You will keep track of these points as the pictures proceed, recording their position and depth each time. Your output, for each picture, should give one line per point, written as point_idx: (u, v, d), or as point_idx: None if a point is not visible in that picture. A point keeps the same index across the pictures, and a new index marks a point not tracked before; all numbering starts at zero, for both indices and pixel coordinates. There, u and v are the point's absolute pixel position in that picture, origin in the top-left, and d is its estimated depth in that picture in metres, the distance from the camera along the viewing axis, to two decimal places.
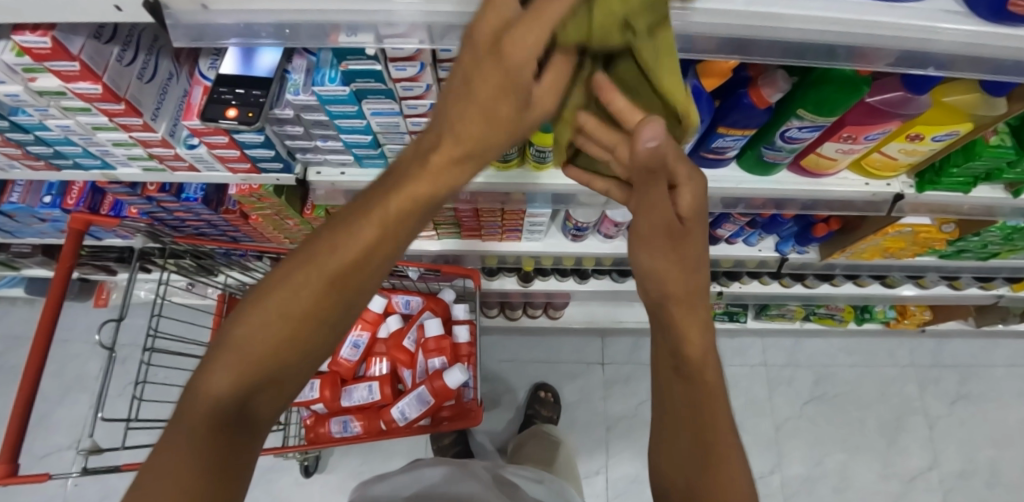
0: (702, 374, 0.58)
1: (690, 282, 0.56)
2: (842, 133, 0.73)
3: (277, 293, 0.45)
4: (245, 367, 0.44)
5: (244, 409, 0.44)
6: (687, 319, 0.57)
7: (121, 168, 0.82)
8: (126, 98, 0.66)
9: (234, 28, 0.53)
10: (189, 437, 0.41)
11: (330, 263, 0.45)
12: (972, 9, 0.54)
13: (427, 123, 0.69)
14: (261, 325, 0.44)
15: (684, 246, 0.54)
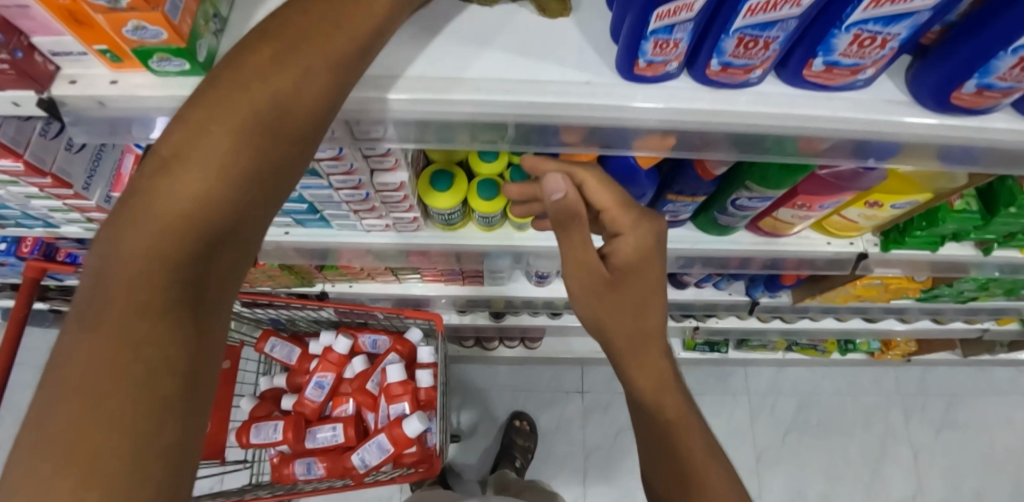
0: (667, 404, 0.61)
1: (644, 320, 0.59)
2: (796, 201, 0.70)
3: (188, 137, 0.34)
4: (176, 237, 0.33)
5: (191, 292, 0.34)
6: (646, 355, 0.61)
7: (64, 228, 0.81)
8: (53, 172, 0.64)
9: (137, 120, 0.51)
10: (119, 339, 0.31)
11: (254, 97, 0.35)
12: (917, 99, 0.50)
13: (361, 195, 0.67)
14: (187, 186, 0.33)
15: (636, 289, 0.57)
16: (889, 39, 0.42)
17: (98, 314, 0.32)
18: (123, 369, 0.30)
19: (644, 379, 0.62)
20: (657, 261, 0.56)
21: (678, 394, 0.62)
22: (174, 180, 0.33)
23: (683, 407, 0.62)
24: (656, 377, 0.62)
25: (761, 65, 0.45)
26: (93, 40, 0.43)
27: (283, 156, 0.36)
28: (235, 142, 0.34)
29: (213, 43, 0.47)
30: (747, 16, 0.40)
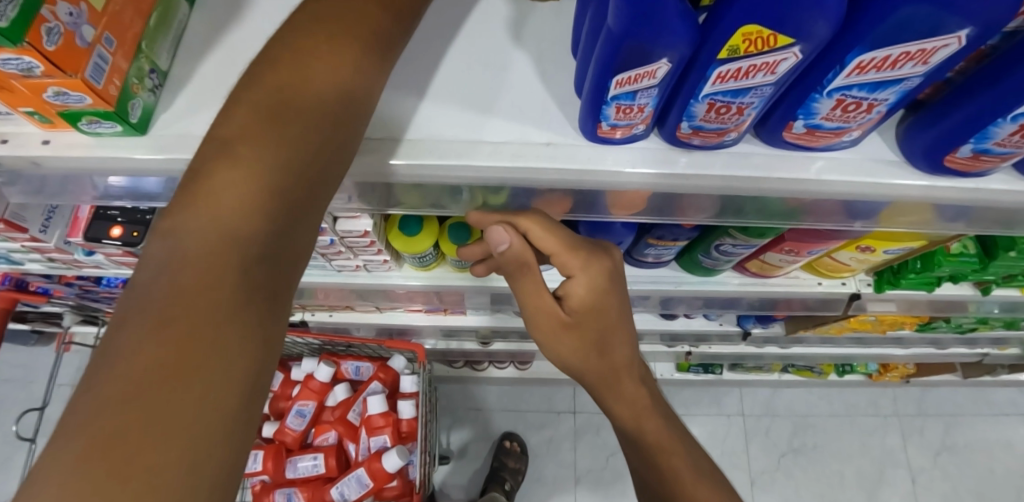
0: (653, 434, 0.57)
1: (612, 357, 0.54)
2: (783, 247, 0.66)
3: (249, 117, 0.31)
4: (242, 217, 0.29)
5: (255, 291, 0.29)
6: (622, 389, 0.57)
7: (26, 264, 0.78)
8: (5, 218, 0.60)
9: (78, 178, 0.48)
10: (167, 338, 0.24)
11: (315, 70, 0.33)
12: (908, 158, 0.46)
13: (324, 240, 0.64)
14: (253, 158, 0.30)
15: (597, 331, 0.52)
16: (875, 105, 0.38)
17: (146, 303, 0.26)
18: (196, 361, 0.24)
19: (624, 411, 0.58)
20: (616, 296, 0.52)
21: (660, 422, 0.58)
22: (235, 156, 0.30)
23: (671, 431, 0.59)
24: (637, 407, 0.57)
25: (735, 128, 0.42)
26: (18, 104, 0.41)
27: (344, 133, 0.34)
28: (302, 116, 0.32)
29: (148, 100, 0.45)
30: (717, 82, 0.36)
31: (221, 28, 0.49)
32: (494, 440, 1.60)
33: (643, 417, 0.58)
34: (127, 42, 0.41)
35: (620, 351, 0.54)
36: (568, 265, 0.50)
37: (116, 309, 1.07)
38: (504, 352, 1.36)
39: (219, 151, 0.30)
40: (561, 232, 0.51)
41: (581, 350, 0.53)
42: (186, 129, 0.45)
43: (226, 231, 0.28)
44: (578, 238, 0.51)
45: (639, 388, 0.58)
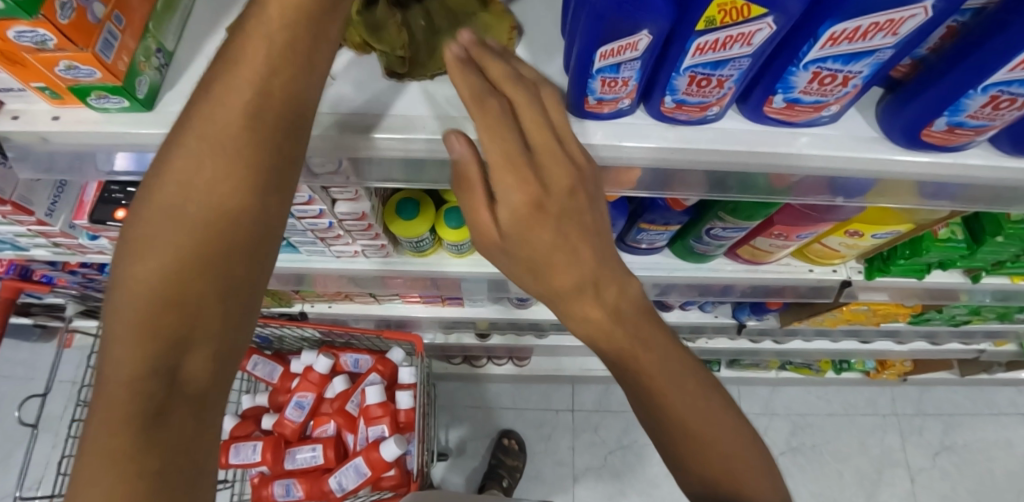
0: (676, 395, 0.44)
1: (602, 287, 0.40)
2: (773, 231, 0.68)
3: (164, 213, 0.33)
4: (148, 329, 0.32)
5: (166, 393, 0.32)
6: (621, 337, 0.41)
7: (32, 250, 0.80)
8: (12, 199, 0.62)
9: (84, 153, 0.50)
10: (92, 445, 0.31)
11: (221, 146, 0.33)
12: (886, 134, 0.47)
13: (323, 223, 0.65)
14: (157, 264, 0.32)
15: (578, 247, 0.38)
16: (851, 77, 0.40)
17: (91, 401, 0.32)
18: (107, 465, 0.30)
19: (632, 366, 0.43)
20: (576, 219, 0.37)
21: (672, 381, 0.44)
22: (146, 259, 0.33)
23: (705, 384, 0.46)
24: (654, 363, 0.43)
25: (717, 102, 0.43)
26: (31, 78, 0.42)
27: (252, 230, 0.34)
28: (201, 225, 0.33)
29: (154, 78, 0.46)
30: (696, 55, 0.38)
31: (224, 11, 0.51)
32: (492, 437, 1.60)
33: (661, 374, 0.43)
34: (135, 21, 0.43)
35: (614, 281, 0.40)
36: (539, 149, 0.36)
37: None
38: (502, 347, 1.37)
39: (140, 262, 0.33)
40: (534, 102, 0.36)
41: (561, 276, 0.38)
42: None
43: (141, 346, 0.32)
44: (556, 116, 0.37)
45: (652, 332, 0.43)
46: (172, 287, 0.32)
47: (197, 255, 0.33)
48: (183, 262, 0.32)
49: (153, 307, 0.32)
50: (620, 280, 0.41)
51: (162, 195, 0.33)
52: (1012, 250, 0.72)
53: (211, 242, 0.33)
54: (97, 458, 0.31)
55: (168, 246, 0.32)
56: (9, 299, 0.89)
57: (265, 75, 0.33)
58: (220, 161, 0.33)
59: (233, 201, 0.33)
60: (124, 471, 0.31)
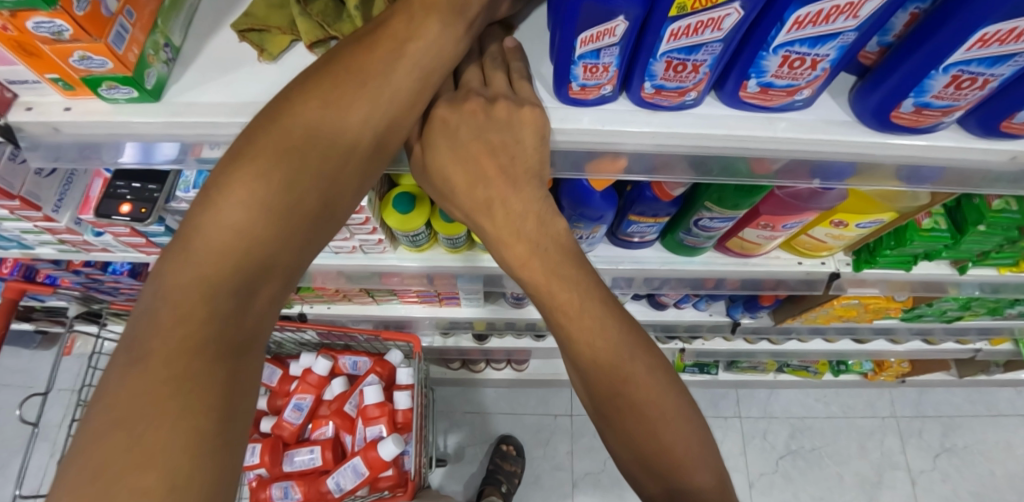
0: (608, 353, 0.47)
1: (510, 206, 0.50)
2: (759, 221, 0.69)
3: (248, 172, 0.42)
4: (224, 263, 0.40)
5: (238, 325, 0.40)
6: (536, 265, 0.50)
7: (38, 248, 0.82)
8: (21, 194, 0.64)
9: (96, 144, 0.52)
10: (167, 367, 0.36)
11: (316, 132, 0.44)
12: (859, 117, 0.50)
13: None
14: (240, 215, 0.41)
15: (486, 164, 0.50)
16: (819, 60, 0.42)
17: (160, 332, 0.37)
18: (184, 381, 0.36)
19: (558, 308, 0.49)
20: (482, 141, 0.49)
21: (612, 319, 0.47)
22: (225, 205, 0.41)
23: (648, 362, 0.47)
24: (580, 312, 0.47)
25: (694, 87, 0.46)
26: (45, 70, 0.44)
27: (311, 206, 0.44)
28: (276, 194, 0.42)
29: (162, 71, 0.48)
30: (671, 40, 0.40)
31: (228, 10, 0.54)
32: (492, 443, 1.60)
33: (594, 327, 0.47)
34: (145, 16, 0.45)
35: (522, 199, 0.50)
36: (465, 89, 0.50)
37: (120, 302, 1.10)
38: (500, 350, 1.39)
39: (214, 216, 0.41)
40: (477, 66, 0.52)
41: (469, 186, 0.51)
42: (193, 97, 0.49)
43: (218, 276, 0.40)
44: (493, 71, 0.50)
45: (580, 278, 0.49)
46: (254, 239, 0.41)
47: (274, 221, 0.42)
48: (265, 222, 0.42)
49: (233, 249, 0.40)
50: (536, 212, 0.50)
51: (249, 153, 0.42)
52: (995, 239, 0.74)
53: (285, 210, 0.42)
54: (149, 358, 0.36)
55: (251, 202, 0.41)
56: (13, 300, 0.90)
57: (380, 85, 0.45)
58: (308, 143, 0.44)
59: (308, 182, 0.44)
60: (183, 377, 0.36)
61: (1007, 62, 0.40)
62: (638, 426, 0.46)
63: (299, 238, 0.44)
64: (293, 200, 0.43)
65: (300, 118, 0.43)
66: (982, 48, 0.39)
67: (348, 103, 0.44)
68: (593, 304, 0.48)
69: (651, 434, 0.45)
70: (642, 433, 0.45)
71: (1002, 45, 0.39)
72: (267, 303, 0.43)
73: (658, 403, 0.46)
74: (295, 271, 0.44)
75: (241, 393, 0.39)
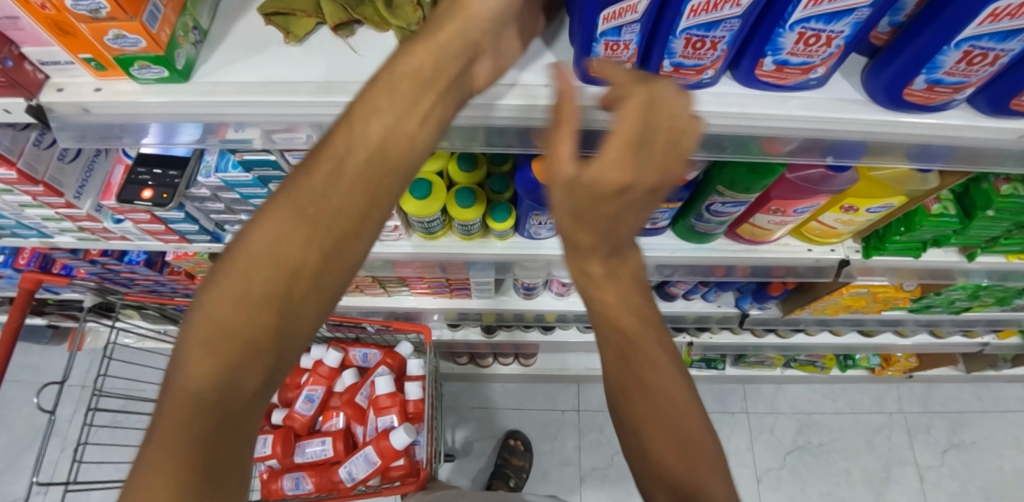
0: (659, 379, 0.55)
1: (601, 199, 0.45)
2: (770, 206, 0.70)
3: (244, 259, 0.41)
4: (237, 316, 0.40)
5: (243, 375, 0.41)
6: (613, 293, 0.52)
7: (56, 237, 0.84)
8: (45, 180, 0.65)
9: (123, 124, 0.53)
10: (176, 424, 0.39)
11: (309, 213, 0.41)
12: (871, 96, 0.51)
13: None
14: (236, 301, 0.41)
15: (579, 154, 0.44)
16: (834, 37, 0.43)
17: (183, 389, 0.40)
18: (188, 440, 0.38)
19: (627, 335, 0.53)
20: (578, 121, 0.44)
21: (648, 326, 0.54)
22: (239, 262, 0.41)
23: (685, 388, 0.56)
24: (626, 318, 0.53)
25: (712, 65, 0.47)
26: (79, 50, 0.46)
27: (323, 251, 0.42)
28: (284, 248, 0.41)
29: (191, 52, 0.50)
30: (691, 17, 0.41)
31: None
32: (500, 439, 1.60)
33: (637, 333, 0.54)
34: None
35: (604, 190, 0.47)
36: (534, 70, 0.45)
37: (134, 293, 1.11)
38: (508, 343, 1.39)
39: (231, 270, 0.41)
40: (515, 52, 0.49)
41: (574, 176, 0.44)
42: (220, 77, 0.50)
43: (218, 349, 0.40)
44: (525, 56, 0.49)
45: (633, 287, 0.53)
46: (249, 324, 0.41)
47: (273, 292, 0.41)
48: (270, 275, 0.41)
49: (227, 334, 0.40)
50: (627, 250, 0.50)
51: (267, 208, 0.42)
52: (1003, 224, 0.75)
53: (281, 292, 0.41)
54: (159, 442, 0.38)
55: (246, 289, 0.41)
56: (30, 289, 0.91)
57: (389, 116, 0.43)
58: (321, 188, 0.42)
59: (303, 262, 0.42)
60: (189, 435, 0.38)
61: (1018, 37, 0.41)
62: (671, 444, 0.54)
63: (309, 282, 0.42)
64: (288, 283, 0.41)
65: (293, 200, 0.42)
66: (993, 23, 0.40)
67: (364, 139, 0.42)
68: (643, 321, 0.53)
69: (662, 425, 0.55)
70: (674, 451, 0.54)
71: (1013, 20, 0.39)
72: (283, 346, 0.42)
73: (690, 425, 0.55)
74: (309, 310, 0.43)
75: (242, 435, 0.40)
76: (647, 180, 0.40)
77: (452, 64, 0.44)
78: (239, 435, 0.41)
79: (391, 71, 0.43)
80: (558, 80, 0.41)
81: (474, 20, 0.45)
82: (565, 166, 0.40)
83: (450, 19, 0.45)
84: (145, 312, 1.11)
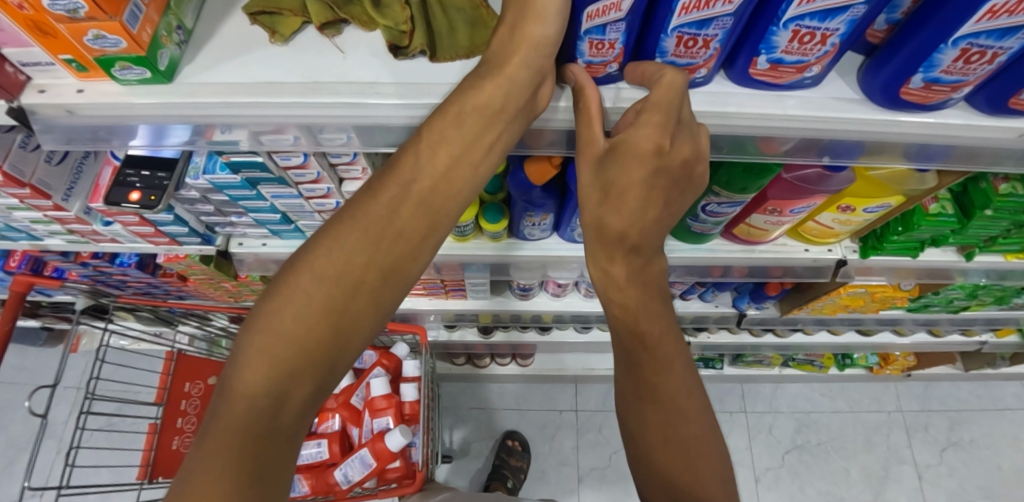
0: (665, 383, 0.54)
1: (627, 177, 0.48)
2: (766, 206, 0.70)
3: (305, 276, 0.46)
4: (300, 328, 0.45)
5: (295, 385, 0.45)
6: (631, 294, 0.54)
7: (46, 239, 0.83)
8: (32, 182, 0.64)
9: (108, 126, 0.52)
10: (229, 422, 0.42)
11: (367, 235, 0.47)
12: (867, 95, 0.50)
13: (322, 189, 0.69)
14: (297, 313, 0.45)
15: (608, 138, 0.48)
16: (829, 35, 0.42)
17: (237, 392, 0.43)
18: (243, 437, 0.42)
19: (639, 335, 0.54)
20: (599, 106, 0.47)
21: (661, 323, 0.54)
22: (307, 278, 0.46)
23: (695, 397, 0.55)
24: (639, 309, 0.54)
25: (705, 64, 0.46)
26: (60, 50, 0.45)
27: (380, 278, 0.48)
28: (350, 270, 0.47)
29: (175, 52, 0.49)
30: (682, 14, 0.40)
31: None
32: (498, 440, 1.60)
33: (649, 326, 0.54)
34: None
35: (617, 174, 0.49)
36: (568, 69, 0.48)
37: (127, 296, 1.10)
38: (505, 344, 1.38)
39: (298, 284, 0.46)
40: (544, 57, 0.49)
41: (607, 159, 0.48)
42: (204, 77, 0.50)
43: (279, 356, 0.44)
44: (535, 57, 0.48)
45: (653, 284, 0.55)
46: (309, 336, 0.45)
47: (336, 309, 0.46)
48: (336, 293, 0.46)
49: (289, 343, 0.45)
50: (649, 252, 0.53)
51: (336, 231, 0.48)
52: (1001, 223, 0.74)
53: (338, 307, 0.46)
54: (213, 439, 0.41)
55: (307, 301, 0.46)
56: (21, 292, 0.90)
57: (446, 153, 0.49)
58: (386, 218, 0.48)
59: (360, 281, 0.47)
60: (242, 432, 0.42)
61: (1016, 35, 0.40)
62: (667, 447, 0.52)
63: (364, 306, 0.48)
64: (345, 299, 0.47)
65: (359, 221, 0.48)
66: (991, 20, 0.39)
67: (422, 173, 0.49)
68: (659, 317, 0.54)
69: (664, 424, 0.53)
70: (672, 456, 0.52)
71: (1011, 17, 0.38)
72: (332, 363, 0.47)
73: (696, 434, 0.53)
74: (359, 333, 0.48)
75: (283, 441, 0.44)
76: (678, 154, 0.46)
77: (520, 94, 0.48)
78: (284, 442, 0.44)
79: (462, 104, 0.47)
80: (580, 78, 0.46)
81: (535, 48, 0.47)
82: (598, 144, 0.47)
83: (515, 49, 0.48)
84: (139, 315, 1.10)
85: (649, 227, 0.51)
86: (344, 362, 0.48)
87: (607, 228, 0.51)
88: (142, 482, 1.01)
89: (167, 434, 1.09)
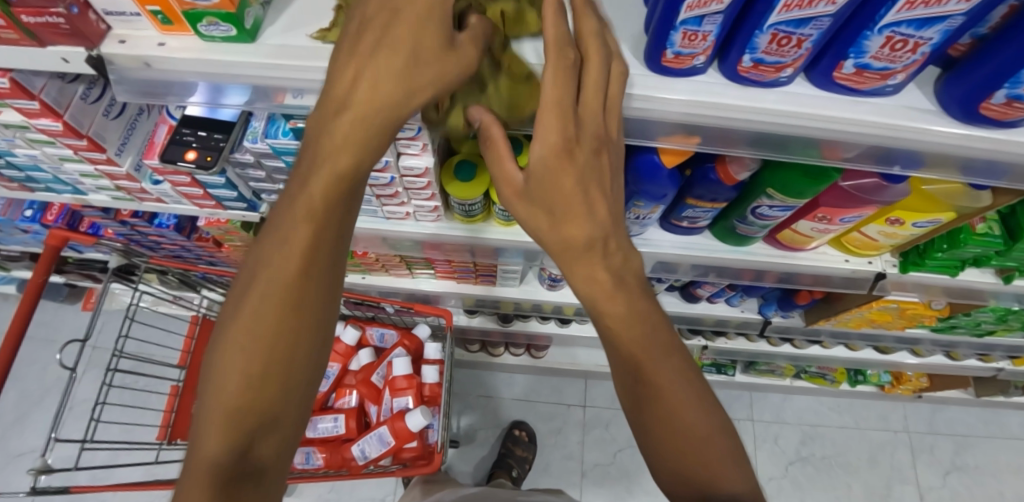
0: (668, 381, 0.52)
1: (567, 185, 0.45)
2: (817, 213, 0.70)
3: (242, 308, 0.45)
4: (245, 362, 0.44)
5: (259, 418, 0.45)
6: (617, 299, 0.50)
7: (91, 194, 0.83)
8: (89, 135, 0.64)
9: (184, 82, 0.53)
10: (202, 470, 0.43)
11: (274, 269, 0.45)
12: (944, 107, 0.50)
13: (384, 179, 0.68)
14: (241, 348, 0.44)
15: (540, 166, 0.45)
16: (922, 44, 0.42)
17: (202, 438, 0.44)
18: (212, 480, 0.43)
19: (628, 339, 0.51)
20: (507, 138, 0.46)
21: (650, 321, 0.52)
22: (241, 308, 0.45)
23: (697, 386, 0.53)
24: (624, 312, 0.51)
25: (792, 64, 0.46)
26: (148, 2, 0.45)
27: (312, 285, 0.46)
28: (278, 287, 0.44)
29: (259, 13, 0.49)
30: (782, 12, 0.40)
31: None
32: (504, 428, 1.61)
33: (639, 329, 0.51)
34: None
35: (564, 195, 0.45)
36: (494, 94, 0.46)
37: (158, 257, 1.11)
38: (522, 334, 1.39)
39: (234, 317, 0.45)
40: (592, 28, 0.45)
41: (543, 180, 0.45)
42: (286, 39, 0.50)
43: (232, 396, 0.44)
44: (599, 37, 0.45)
45: (632, 283, 0.51)
46: (257, 366, 0.44)
47: (274, 330, 0.45)
48: (270, 313, 0.44)
49: (240, 379, 0.44)
50: (620, 245, 0.49)
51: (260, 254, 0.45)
52: None
53: (272, 329, 0.45)
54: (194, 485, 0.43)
55: (246, 332, 0.44)
56: (58, 245, 0.91)
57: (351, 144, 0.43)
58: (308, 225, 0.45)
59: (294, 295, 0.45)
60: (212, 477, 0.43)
61: None
62: (677, 443, 0.51)
63: (305, 314, 0.46)
64: (282, 317, 0.45)
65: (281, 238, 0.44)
66: None
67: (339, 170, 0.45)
68: (644, 318, 0.51)
69: (672, 421, 0.51)
70: (685, 452, 0.51)
71: None
72: (294, 382, 0.46)
73: (704, 425, 0.52)
74: (313, 342, 0.47)
75: (263, 465, 0.45)
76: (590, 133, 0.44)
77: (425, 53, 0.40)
78: (269, 467, 0.46)
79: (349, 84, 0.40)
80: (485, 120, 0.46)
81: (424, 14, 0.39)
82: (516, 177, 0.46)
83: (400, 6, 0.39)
84: (167, 277, 1.10)
85: (606, 224, 0.47)
86: (306, 376, 0.47)
87: (573, 241, 0.47)
88: (163, 442, 1.02)
89: (188, 396, 1.10)
